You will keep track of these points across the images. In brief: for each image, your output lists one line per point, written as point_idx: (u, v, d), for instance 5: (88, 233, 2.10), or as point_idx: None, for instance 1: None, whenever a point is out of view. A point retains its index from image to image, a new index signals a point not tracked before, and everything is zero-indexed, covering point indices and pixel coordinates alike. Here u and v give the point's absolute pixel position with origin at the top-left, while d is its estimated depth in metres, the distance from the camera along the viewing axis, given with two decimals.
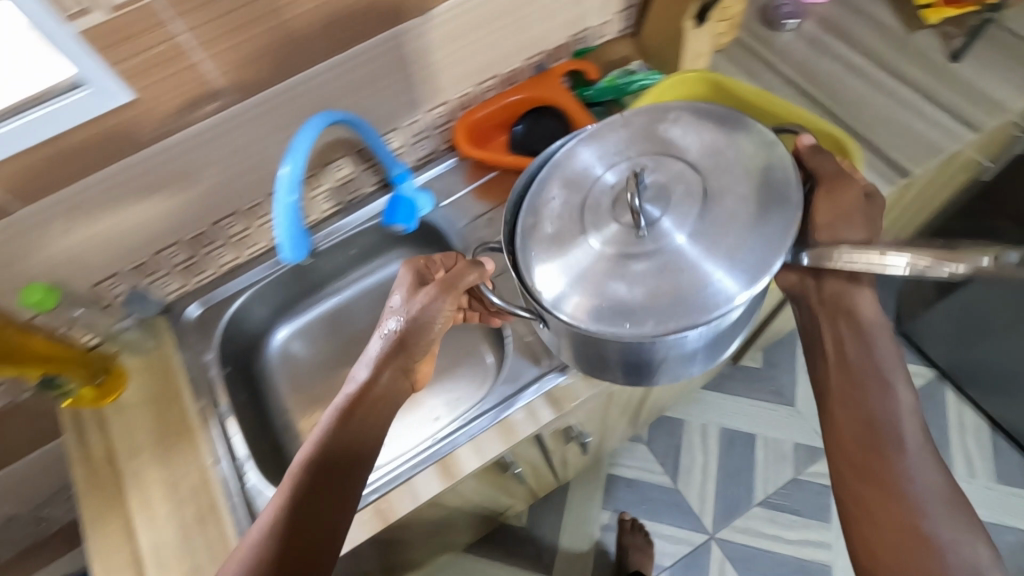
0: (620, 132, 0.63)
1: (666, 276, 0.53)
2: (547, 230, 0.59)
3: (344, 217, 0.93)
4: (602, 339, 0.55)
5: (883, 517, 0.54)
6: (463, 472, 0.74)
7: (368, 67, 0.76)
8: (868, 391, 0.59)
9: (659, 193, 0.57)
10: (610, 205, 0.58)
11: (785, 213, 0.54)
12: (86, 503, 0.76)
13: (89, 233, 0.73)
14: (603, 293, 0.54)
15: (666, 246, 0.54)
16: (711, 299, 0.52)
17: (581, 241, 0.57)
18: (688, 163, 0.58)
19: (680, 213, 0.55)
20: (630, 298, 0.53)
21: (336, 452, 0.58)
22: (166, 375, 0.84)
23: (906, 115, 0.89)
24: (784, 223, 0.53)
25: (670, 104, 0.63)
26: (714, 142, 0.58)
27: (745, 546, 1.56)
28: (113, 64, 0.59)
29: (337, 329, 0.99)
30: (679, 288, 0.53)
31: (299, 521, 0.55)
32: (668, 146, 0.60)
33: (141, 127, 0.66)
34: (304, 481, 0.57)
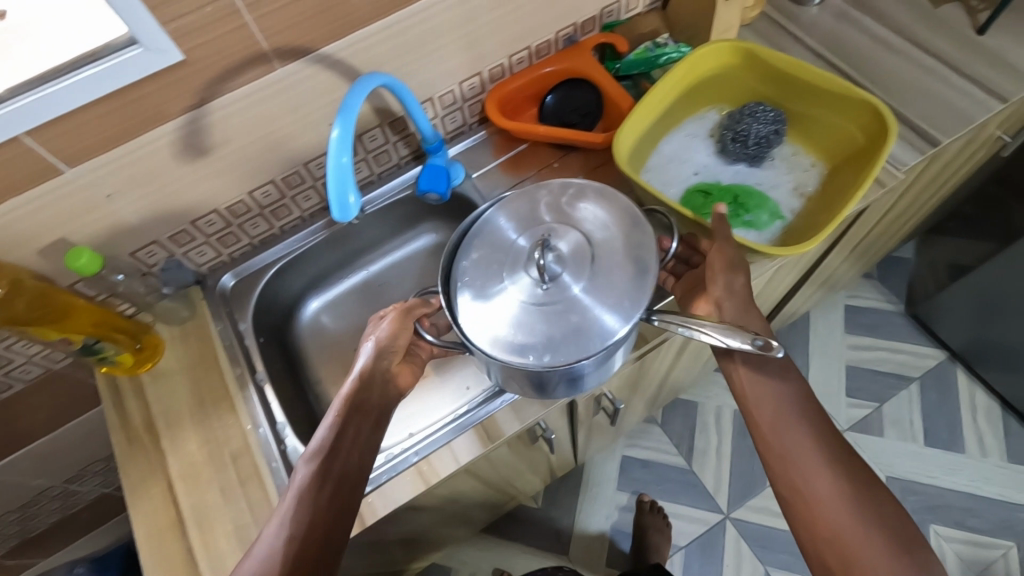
0: (533, 202, 0.68)
1: (569, 320, 0.59)
2: (474, 282, 0.63)
3: (377, 188, 0.95)
4: (521, 373, 0.60)
5: (811, 490, 0.59)
6: (502, 435, 0.78)
7: (407, 35, 0.76)
8: (769, 370, 0.65)
9: (560, 254, 0.62)
10: (517, 263, 0.63)
11: (645, 275, 0.60)
12: (127, 468, 0.77)
13: (131, 199, 0.73)
14: (527, 331, 0.59)
15: (565, 300, 0.60)
16: (592, 338, 0.58)
17: (513, 286, 0.62)
18: (585, 234, 0.64)
19: (579, 268, 0.62)
20: (524, 343, 0.59)
21: (334, 484, 0.61)
22: (203, 344, 0.85)
23: (936, 86, 0.90)
24: (640, 284, 0.60)
25: (570, 180, 0.69)
26: (589, 214, 0.65)
27: (761, 525, 1.57)
28: (164, 23, 0.59)
29: (367, 301, 0.99)
30: (573, 331, 0.59)
31: (297, 551, 0.57)
32: (573, 219, 0.66)
33: (187, 90, 0.66)
34: (298, 518, 0.59)
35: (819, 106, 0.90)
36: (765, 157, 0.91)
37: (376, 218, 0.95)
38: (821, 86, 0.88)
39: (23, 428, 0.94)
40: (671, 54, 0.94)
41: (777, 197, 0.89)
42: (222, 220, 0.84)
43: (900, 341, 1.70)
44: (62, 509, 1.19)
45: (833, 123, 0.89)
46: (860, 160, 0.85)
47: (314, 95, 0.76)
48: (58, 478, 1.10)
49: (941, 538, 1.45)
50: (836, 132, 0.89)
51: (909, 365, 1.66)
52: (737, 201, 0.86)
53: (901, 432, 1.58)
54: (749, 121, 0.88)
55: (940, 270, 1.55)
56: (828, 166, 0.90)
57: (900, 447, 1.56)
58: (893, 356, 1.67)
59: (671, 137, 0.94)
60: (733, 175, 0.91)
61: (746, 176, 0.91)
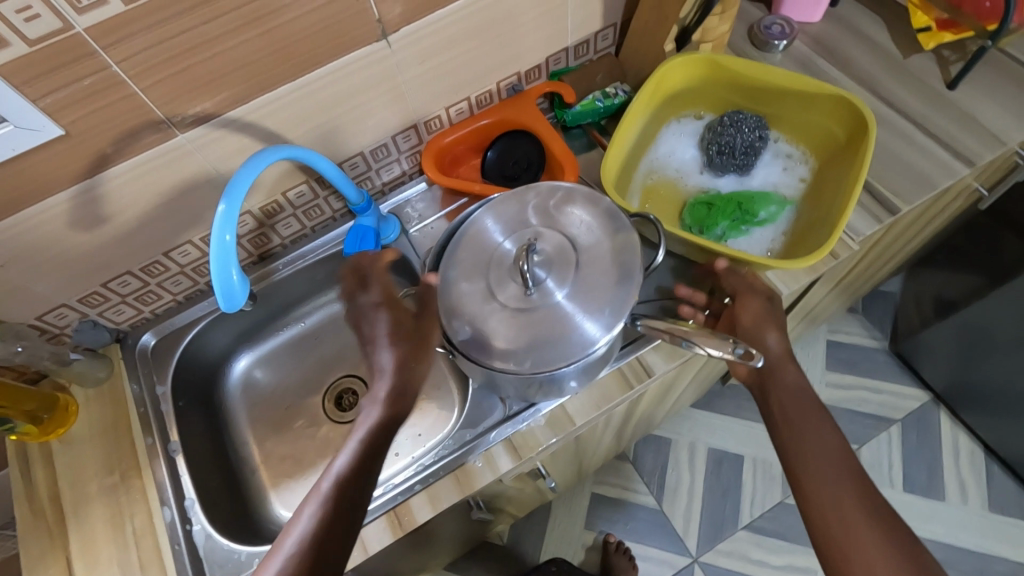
0: (522, 204, 0.70)
1: (551, 326, 0.62)
2: (464, 294, 0.66)
3: (309, 241, 0.91)
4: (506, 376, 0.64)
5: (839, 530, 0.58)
6: (416, 523, 0.70)
7: (325, 95, 0.72)
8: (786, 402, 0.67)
9: (544, 258, 0.65)
10: (505, 268, 0.66)
11: (629, 283, 0.63)
12: (27, 543, 0.73)
13: (27, 266, 0.69)
14: (510, 335, 0.63)
15: (550, 303, 0.63)
16: (579, 341, 0.62)
17: (497, 290, 0.65)
18: (572, 238, 0.67)
19: (563, 273, 0.65)
20: (510, 350, 0.62)
21: (377, 441, 0.64)
22: (116, 408, 0.81)
23: (899, 145, 0.85)
24: (625, 294, 0.63)
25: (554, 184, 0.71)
26: (577, 215, 0.68)
27: (729, 571, 1.52)
28: (36, 99, 0.55)
29: (303, 355, 0.96)
30: (554, 337, 0.62)
31: (339, 506, 0.60)
32: (560, 221, 0.68)
33: (75, 162, 0.62)
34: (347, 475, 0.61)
35: (792, 104, 0.82)
36: (757, 163, 0.84)
37: (308, 271, 0.91)
38: (788, 88, 0.81)
39: None
40: (620, 106, 0.88)
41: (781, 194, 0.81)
42: (138, 280, 0.80)
43: (882, 380, 1.62)
44: None
45: (811, 120, 0.82)
46: (849, 157, 0.78)
47: (226, 158, 0.72)
48: None
49: None
50: (817, 130, 0.82)
51: (890, 406, 1.59)
52: (742, 208, 0.79)
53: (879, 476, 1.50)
54: (733, 130, 0.81)
55: (928, 303, 1.45)
56: (825, 166, 0.82)
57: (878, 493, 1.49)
58: (873, 396, 1.59)
59: (658, 150, 0.87)
60: (727, 186, 0.83)
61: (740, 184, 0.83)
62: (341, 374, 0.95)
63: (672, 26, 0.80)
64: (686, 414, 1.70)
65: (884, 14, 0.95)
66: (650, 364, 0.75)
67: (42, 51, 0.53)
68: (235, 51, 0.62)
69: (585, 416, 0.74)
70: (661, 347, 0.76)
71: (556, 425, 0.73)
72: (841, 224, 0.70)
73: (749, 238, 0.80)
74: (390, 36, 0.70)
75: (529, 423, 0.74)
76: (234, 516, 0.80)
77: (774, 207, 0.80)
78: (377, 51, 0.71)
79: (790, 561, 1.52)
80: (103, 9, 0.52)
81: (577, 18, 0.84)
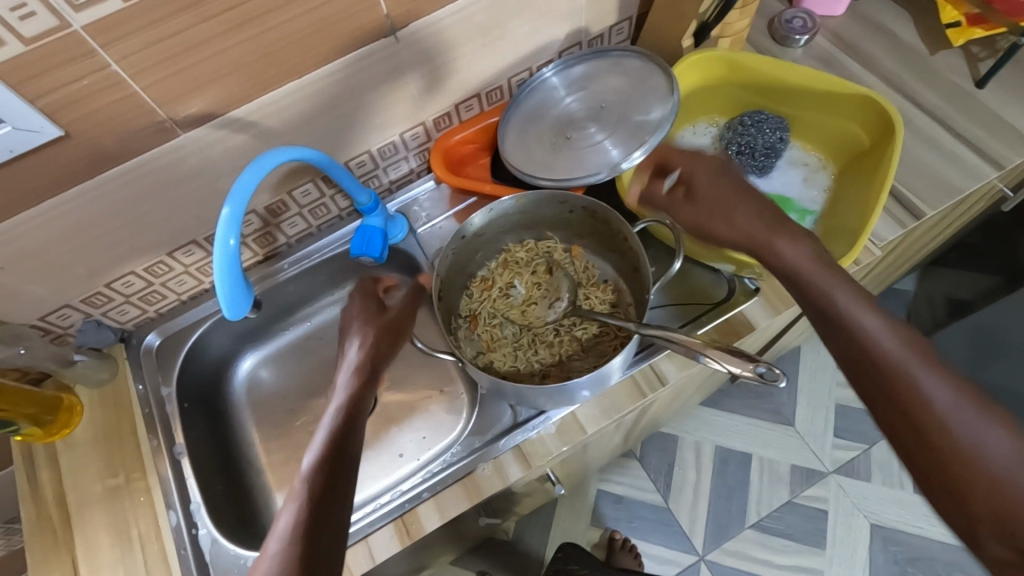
0: (555, 144, 0.79)
1: (538, 103, 0.82)
2: (630, 137, 0.75)
3: (316, 240, 0.89)
4: (573, 117, 0.80)
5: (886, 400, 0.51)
6: (424, 532, 0.69)
7: (331, 93, 0.70)
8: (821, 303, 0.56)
9: (602, 112, 0.79)
10: (581, 143, 0.78)
11: (551, 104, 0.81)
12: (33, 547, 0.73)
13: (29, 269, 0.68)
14: (572, 122, 0.79)
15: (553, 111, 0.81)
16: (527, 107, 0.82)
17: (628, 124, 0.76)
18: (556, 121, 0.80)
19: (593, 98, 0.80)
20: (580, 120, 0.79)
21: (346, 441, 0.60)
22: (120, 408, 0.80)
23: (924, 148, 0.82)
24: (544, 108, 0.81)
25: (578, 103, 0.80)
26: (531, 117, 0.81)
27: (734, 568, 1.51)
28: (33, 99, 0.53)
29: (304, 356, 0.94)
30: (539, 98, 0.82)
31: (334, 485, 0.56)
32: (560, 115, 0.80)
33: (74, 163, 0.60)
34: (321, 471, 0.57)
35: (814, 106, 0.79)
36: (775, 166, 0.81)
37: (314, 271, 0.90)
38: (810, 88, 0.77)
39: None
40: None
41: (800, 198, 0.79)
42: (141, 281, 0.79)
43: None
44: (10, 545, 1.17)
45: (833, 123, 0.78)
46: (871, 164, 0.74)
47: (229, 157, 0.70)
48: None
49: None
50: (837, 134, 0.78)
51: None
52: None
53: (886, 478, 1.54)
54: (752, 130, 0.78)
55: (942, 304, 1.44)
56: (846, 169, 0.78)
57: (884, 493, 1.53)
58: None
59: None
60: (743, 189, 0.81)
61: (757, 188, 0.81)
62: None
63: (690, 22, 0.77)
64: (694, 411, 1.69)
65: (909, 9, 0.92)
66: (663, 372, 0.73)
67: (38, 51, 0.51)
68: (239, 49, 0.60)
69: (597, 423, 0.72)
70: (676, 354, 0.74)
71: (568, 432, 0.72)
72: (869, 226, 0.68)
73: None
74: (398, 31, 0.67)
75: (540, 430, 0.72)
76: (239, 520, 0.80)
77: (792, 215, 0.78)
78: (385, 47, 0.68)
79: (796, 561, 1.50)
80: (101, 8, 0.50)
81: (592, 12, 0.81)
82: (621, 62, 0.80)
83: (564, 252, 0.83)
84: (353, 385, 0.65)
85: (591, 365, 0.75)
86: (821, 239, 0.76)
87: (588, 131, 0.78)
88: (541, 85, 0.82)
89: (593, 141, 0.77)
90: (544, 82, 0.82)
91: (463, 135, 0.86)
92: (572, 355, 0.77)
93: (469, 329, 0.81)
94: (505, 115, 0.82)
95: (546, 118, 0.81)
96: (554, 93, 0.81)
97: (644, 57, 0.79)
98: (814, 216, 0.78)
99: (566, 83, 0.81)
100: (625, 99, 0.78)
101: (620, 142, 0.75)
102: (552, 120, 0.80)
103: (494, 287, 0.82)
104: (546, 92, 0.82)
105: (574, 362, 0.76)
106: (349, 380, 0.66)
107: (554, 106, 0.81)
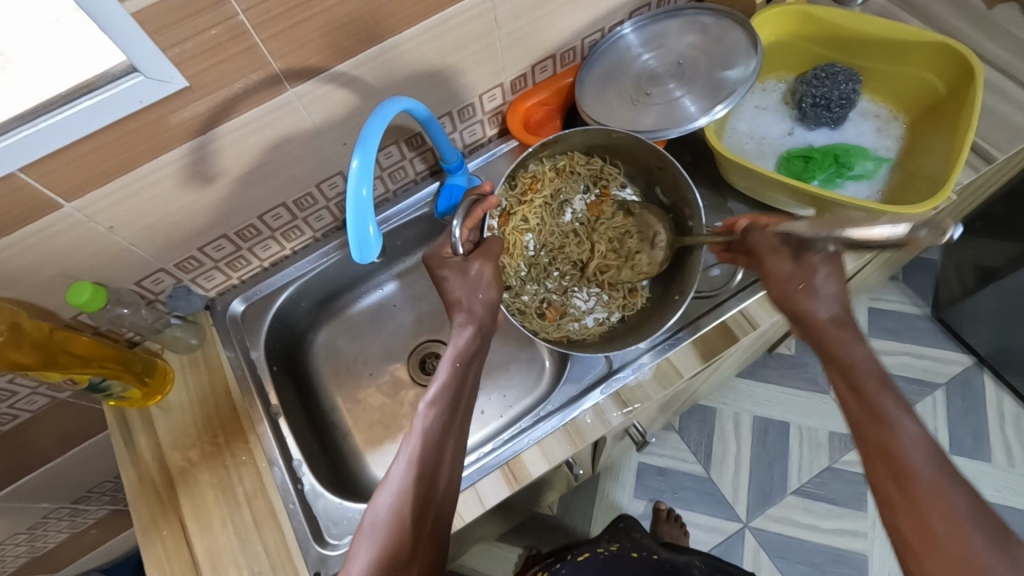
0: (632, 99, 0.81)
1: (613, 60, 0.84)
2: (711, 91, 0.77)
3: (393, 205, 0.90)
4: (650, 74, 0.82)
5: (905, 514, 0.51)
6: (530, 477, 0.71)
7: (426, 50, 0.71)
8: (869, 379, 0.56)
9: (678, 68, 0.81)
10: (657, 98, 0.80)
11: (627, 61, 0.83)
12: (137, 508, 0.74)
13: (134, 229, 0.69)
14: (649, 78, 0.81)
15: (628, 68, 0.83)
16: (603, 64, 0.84)
17: (707, 80, 0.78)
18: (630, 77, 0.82)
19: (668, 57, 0.82)
20: (655, 76, 0.81)
21: (444, 444, 0.60)
22: (212, 372, 0.81)
23: (988, 98, 0.84)
24: (619, 65, 0.83)
25: (654, 61, 0.82)
26: (606, 73, 0.83)
27: (779, 536, 1.38)
28: (166, 48, 0.54)
29: (377, 325, 0.97)
30: (614, 54, 0.84)
31: (417, 519, 0.55)
32: (635, 72, 0.82)
33: (193, 117, 0.62)
34: (417, 472, 0.57)
35: (886, 57, 0.81)
36: (848, 117, 0.83)
37: (390, 236, 0.91)
38: (883, 38, 0.80)
39: (35, 452, 0.91)
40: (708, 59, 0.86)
41: (874, 147, 0.82)
42: (231, 245, 0.80)
43: (925, 346, 1.53)
44: (73, 524, 1.17)
45: (908, 74, 0.81)
46: (950, 113, 0.77)
47: (327, 116, 0.72)
48: (68, 498, 1.07)
49: None
50: (911, 85, 0.81)
51: (932, 372, 1.50)
52: (839, 161, 0.80)
53: None
54: (828, 81, 0.80)
55: (968, 274, 1.38)
56: (918, 118, 0.82)
57: None
58: (917, 361, 1.51)
59: (741, 110, 0.86)
60: (819, 140, 0.83)
61: (832, 138, 0.83)
62: (424, 339, 0.97)
63: None
64: (731, 382, 1.53)
65: None
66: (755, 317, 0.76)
67: None
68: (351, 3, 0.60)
69: (693, 367, 0.74)
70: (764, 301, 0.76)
71: (664, 377, 0.74)
72: (953, 177, 0.69)
73: (845, 192, 0.80)
74: None
75: (636, 376, 0.74)
76: (334, 477, 0.82)
77: (870, 163, 0.81)
78: (480, 3, 0.69)
79: (840, 526, 1.38)
80: None
81: None
82: (697, 20, 0.82)
83: (620, 183, 0.86)
84: (441, 404, 0.62)
85: (588, 309, 0.83)
86: (899, 186, 0.79)
87: (664, 86, 0.80)
88: (616, 43, 0.84)
89: (672, 96, 0.79)
90: (621, 39, 0.84)
91: (538, 98, 0.88)
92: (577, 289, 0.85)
93: (498, 224, 0.84)
94: (580, 72, 0.84)
95: (622, 74, 0.83)
96: (630, 51, 0.83)
97: (720, 15, 0.81)
98: (889, 164, 0.81)
99: (642, 40, 0.83)
100: (703, 56, 0.80)
101: (699, 96, 0.77)
102: (630, 77, 0.82)
103: (542, 192, 0.84)
104: (621, 50, 0.84)
105: (575, 300, 0.84)
106: (448, 372, 0.64)
107: (630, 63, 0.83)
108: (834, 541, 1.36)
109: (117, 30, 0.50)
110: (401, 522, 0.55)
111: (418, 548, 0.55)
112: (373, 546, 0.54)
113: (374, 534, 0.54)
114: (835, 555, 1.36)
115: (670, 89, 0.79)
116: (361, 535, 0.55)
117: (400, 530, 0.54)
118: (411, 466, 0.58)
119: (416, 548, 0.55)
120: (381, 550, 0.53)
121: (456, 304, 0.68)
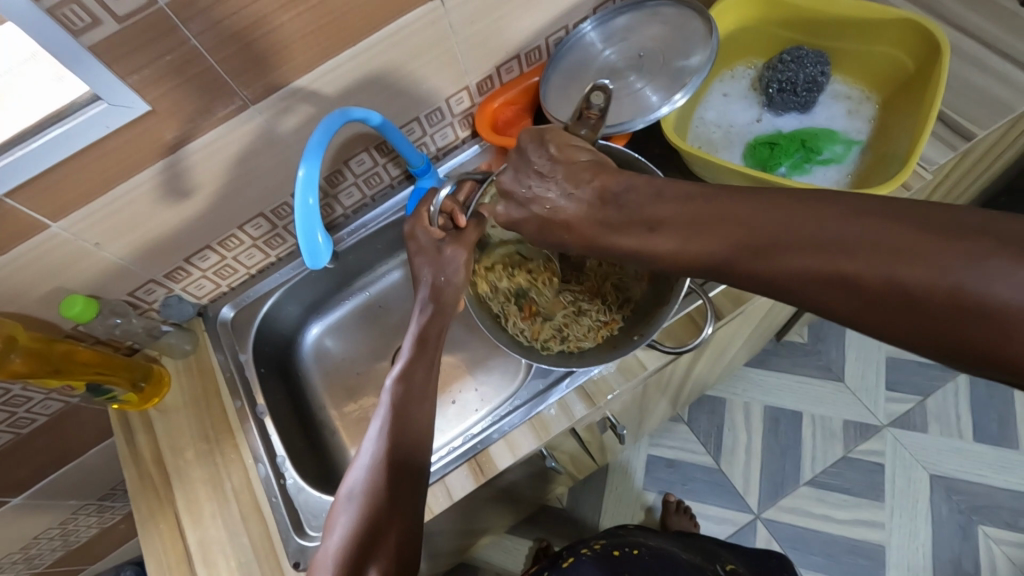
0: None
1: (575, 56, 0.84)
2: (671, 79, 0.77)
3: (372, 209, 0.93)
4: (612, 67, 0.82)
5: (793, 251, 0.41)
6: (497, 470, 0.73)
7: (384, 58, 0.73)
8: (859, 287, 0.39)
9: (639, 61, 0.81)
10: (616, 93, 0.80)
11: (590, 58, 0.84)
12: (138, 502, 0.79)
13: (118, 245, 0.74)
14: (610, 73, 0.82)
15: (589, 64, 0.83)
16: (565, 61, 0.85)
17: (666, 69, 0.78)
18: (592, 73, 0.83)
19: (629, 50, 0.82)
20: (617, 70, 0.81)
21: (409, 416, 0.62)
22: (205, 377, 0.86)
23: (966, 70, 0.81)
24: (582, 61, 0.84)
25: (618, 55, 0.83)
26: (569, 70, 0.84)
27: (791, 527, 1.35)
28: (126, 76, 0.58)
29: (367, 326, 1.01)
30: (577, 50, 0.84)
31: (390, 483, 0.58)
32: (596, 69, 0.83)
33: (160, 138, 0.66)
34: (387, 444, 0.60)
35: (853, 38, 0.80)
36: (817, 100, 0.82)
37: (371, 239, 0.95)
38: (848, 18, 0.78)
39: (57, 454, 0.98)
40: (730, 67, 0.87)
41: (843, 128, 0.81)
42: (215, 255, 0.85)
43: None
44: (103, 520, 1.25)
45: (876, 53, 0.79)
46: (918, 90, 0.75)
47: (293, 126, 0.75)
48: (94, 495, 1.15)
49: (989, 540, 1.28)
50: (883, 65, 0.79)
51: None
52: (806, 145, 0.79)
53: (944, 428, 1.38)
54: (794, 65, 0.79)
55: None
56: (890, 96, 0.80)
57: (943, 443, 1.37)
58: None
59: (709, 100, 0.86)
60: (788, 125, 0.82)
61: (801, 123, 0.82)
62: None
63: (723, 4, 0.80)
64: (738, 372, 1.52)
65: None
66: (719, 308, 0.75)
67: (130, 28, 0.55)
68: (297, 21, 0.63)
69: (656, 360, 0.75)
70: (729, 292, 0.76)
71: (629, 370, 0.75)
72: (915, 153, 0.68)
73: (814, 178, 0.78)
74: None
75: (601, 369, 0.75)
76: (321, 475, 0.85)
77: (839, 146, 0.79)
78: (430, 10, 0.70)
79: (855, 515, 1.34)
80: None
81: None
82: (658, 12, 0.82)
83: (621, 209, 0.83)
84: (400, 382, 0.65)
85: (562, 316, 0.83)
86: (870, 168, 0.77)
87: (625, 81, 0.80)
88: (578, 41, 0.85)
89: (634, 88, 0.79)
90: (583, 36, 0.84)
91: (505, 98, 0.88)
92: (557, 301, 0.84)
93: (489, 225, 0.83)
94: (544, 70, 0.85)
95: (583, 69, 0.83)
96: (592, 48, 0.84)
97: (680, 5, 0.81)
98: (860, 146, 0.79)
99: (603, 37, 0.84)
100: (663, 48, 0.80)
101: (658, 85, 0.77)
102: (592, 72, 0.83)
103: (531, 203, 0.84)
104: (584, 48, 0.84)
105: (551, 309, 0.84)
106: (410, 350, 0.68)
107: (592, 59, 0.83)
108: (846, 531, 1.33)
109: (77, 62, 0.55)
110: (376, 488, 0.57)
111: (395, 510, 0.57)
112: (352, 506, 0.57)
113: (352, 497, 0.58)
114: (851, 545, 1.32)
115: (630, 82, 0.79)
116: (337, 508, 0.58)
117: (376, 493, 0.57)
118: (382, 439, 0.61)
119: (394, 507, 0.57)
120: (358, 513, 0.56)
121: (421, 281, 0.73)
